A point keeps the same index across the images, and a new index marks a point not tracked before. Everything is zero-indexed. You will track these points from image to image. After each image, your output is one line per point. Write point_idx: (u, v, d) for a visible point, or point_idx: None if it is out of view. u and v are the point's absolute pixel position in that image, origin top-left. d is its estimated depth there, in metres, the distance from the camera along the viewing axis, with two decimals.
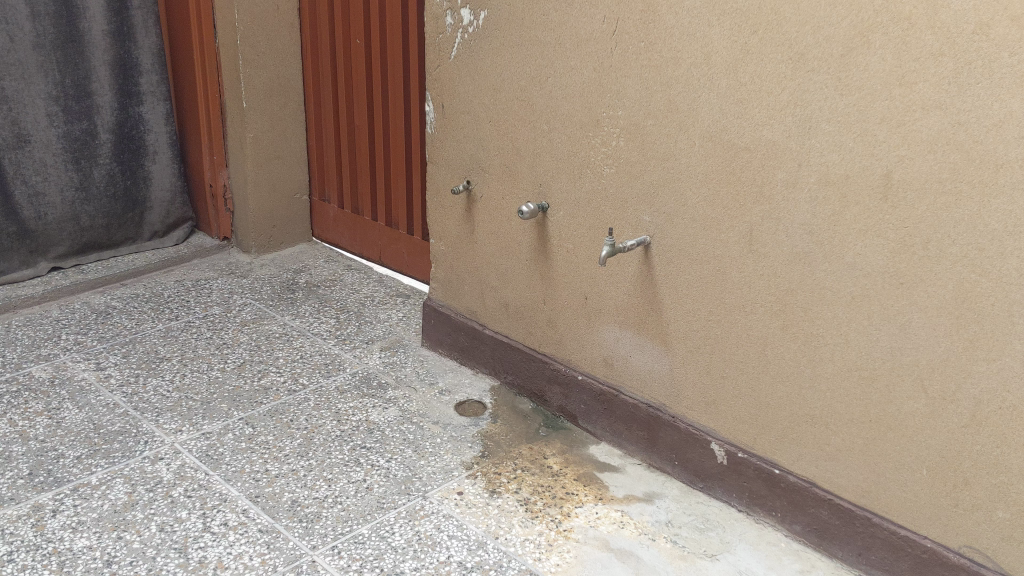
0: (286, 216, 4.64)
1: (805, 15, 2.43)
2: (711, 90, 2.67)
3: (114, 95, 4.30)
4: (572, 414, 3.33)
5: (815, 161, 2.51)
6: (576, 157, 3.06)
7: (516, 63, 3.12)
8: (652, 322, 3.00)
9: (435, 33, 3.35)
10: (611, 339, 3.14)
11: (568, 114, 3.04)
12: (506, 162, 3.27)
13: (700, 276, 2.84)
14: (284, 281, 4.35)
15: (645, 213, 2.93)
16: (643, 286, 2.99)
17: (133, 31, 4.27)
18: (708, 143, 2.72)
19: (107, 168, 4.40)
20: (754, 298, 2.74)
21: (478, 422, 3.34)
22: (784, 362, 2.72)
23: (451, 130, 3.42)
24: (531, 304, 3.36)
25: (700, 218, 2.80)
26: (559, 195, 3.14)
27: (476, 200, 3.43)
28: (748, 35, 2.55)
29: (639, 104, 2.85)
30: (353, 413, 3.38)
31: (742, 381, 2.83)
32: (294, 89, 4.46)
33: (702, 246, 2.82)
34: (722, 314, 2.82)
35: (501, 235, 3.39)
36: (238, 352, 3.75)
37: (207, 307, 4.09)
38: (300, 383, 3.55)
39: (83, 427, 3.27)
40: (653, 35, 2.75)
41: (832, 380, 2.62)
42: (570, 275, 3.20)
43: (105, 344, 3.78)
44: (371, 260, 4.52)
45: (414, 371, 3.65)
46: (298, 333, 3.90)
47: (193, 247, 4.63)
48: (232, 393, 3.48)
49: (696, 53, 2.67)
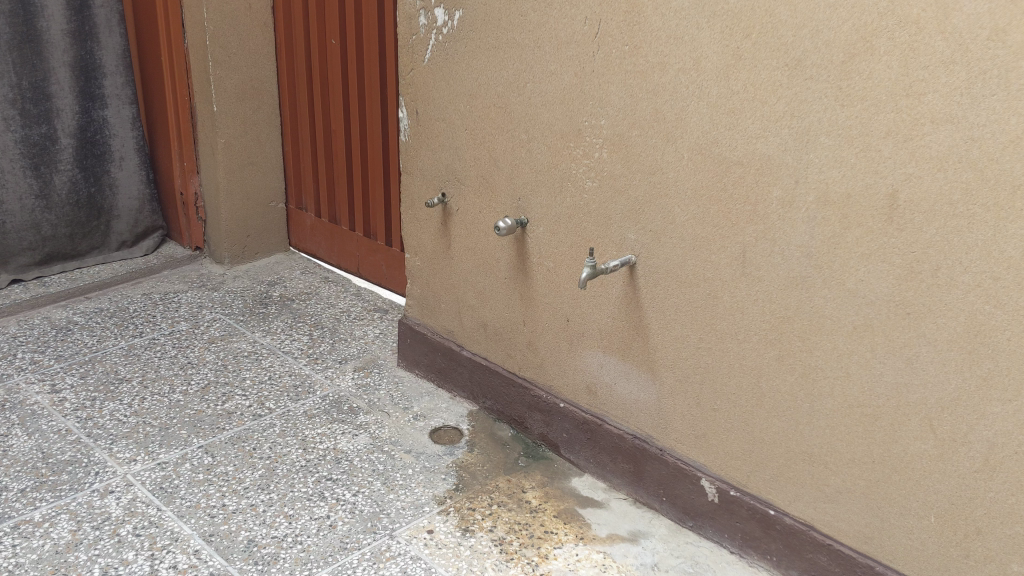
0: (261, 225, 4.43)
1: (802, 18, 2.21)
2: (701, 99, 2.44)
3: (76, 98, 4.09)
4: (554, 443, 3.11)
5: (814, 178, 2.28)
6: (556, 169, 2.83)
7: (493, 68, 2.90)
8: (638, 348, 2.78)
9: (408, 34, 3.13)
10: (594, 364, 2.92)
11: (548, 123, 2.81)
12: (483, 173, 3.05)
13: (688, 300, 2.62)
14: (256, 294, 4.13)
15: (630, 231, 2.70)
16: (629, 309, 2.77)
17: (96, 31, 4.06)
18: (698, 157, 2.49)
19: (70, 175, 4.19)
20: (748, 325, 2.51)
21: (453, 451, 3.12)
22: (780, 396, 2.49)
23: (426, 138, 3.20)
24: (511, 325, 3.14)
25: (688, 237, 2.57)
26: (539, 209, 2.92)
27: (452, 214, 3.21)
28: (740, 39, 2.33)
29: (624, 113, 2.62)
30: (320, 441, 3.16)
31: (734, 414, 2.60)
32: (269, 91, 4.24)
33: (691, 268, 2.59)
34: (713, 341, 2.60)
35: (479, 251, 3.17)
36: (203, 373, 3.54)
37: (174, 323, 3.88)
38: (266, 407, 3.34)
39: (32, 456, 3.07)
40: (638, 38, 2.53)
41: (832, 417, 2.40)
42: (551, 295, 2.98)
43: (62, 363, 3.58)
44: (350, 272, 4.30)
45: (388, 394, 3.43)
46: (268, 351, 3.69)
47: (163, 258, 4.43)
48: (193, 418, 3.27)
49: (684, 58, 2.45)
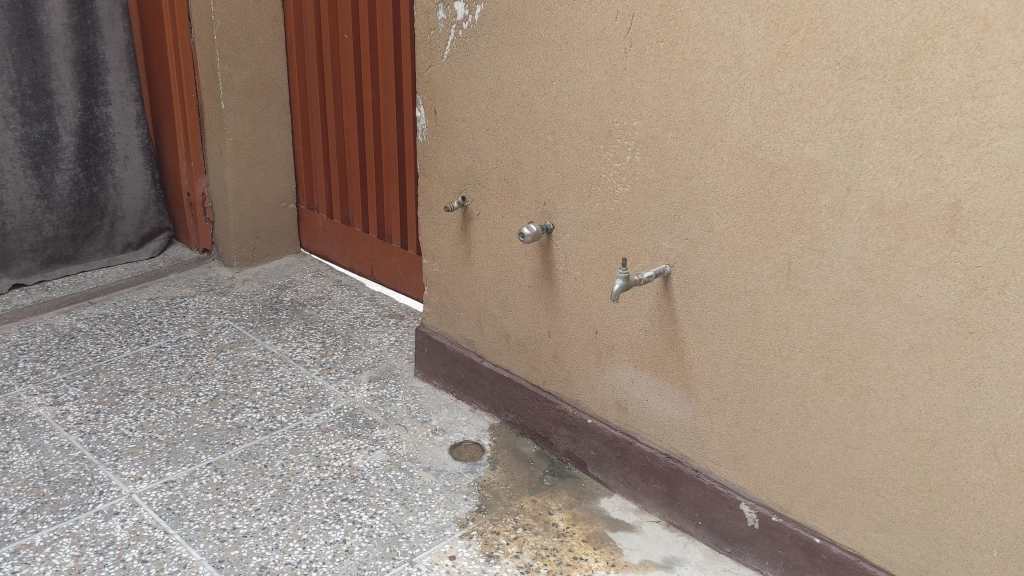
0: (272, 227, 4.27)
1: (856, 13, 2.03)
2: (744, 99, 2.27)
3: (78, 95, 3.94)
4: (580, 460, 2.96)
5: (868, 186, 2.12)
6: (585, 173, 2.67)
7: (516, 65, 2.74)
8: (672, 363, 2.62)
9: (426, 29, 2.96)
10: (625, 379, 2.76)
11: (575, 123, 2.65)
12: (505, 176, 2.89)
13: (728, 314, 2.46)
14: (267, 299, 3.98)
15: (664, 239, 2.54)
16: (663, 321, 2.61)
17: (99, 25, 3.90)
18: (739, 161, 2.32)
19: (72, 174, 4.04)
20: (793, 341, 2.35)
21: (475, 469, 2.97)
22: (828, 417, 2.33)
23: (444, 139, 3.04)
24: (535, 336, 2.99)
25: (728, 247, 2.41)
26: (566, 215, 2.76)
27: (473, 219, 3.04)
28: (786, 35, 2.15)
29: (658, 114, 2.45)
30: (335, 458, 3.01)
31: (777, 435, 2.45)
32: (279, 88, 4.08)
33: (730, 280, 2.43)
34: (755, 358, 2.43)
35: (501, 258, 3.01)
36: (212, 384, 3.38)
37: (181, 330, 3.73)
38: (277, 421, 3.19)
39: (32, 474, 2.90)
40: (674, 35, 2.35)
41: (885, 441, 2.24)
42: (578, 306, 2.82)
43: (65, 374, 3.42)
44: (363, 275, 4.15)
45: (405, 406, 3.28)
46: (279, 361, 3.53)
47: (170, 261, 4.28)
48: (201, 433, 3.11)
49: (724, 56, 2.27)
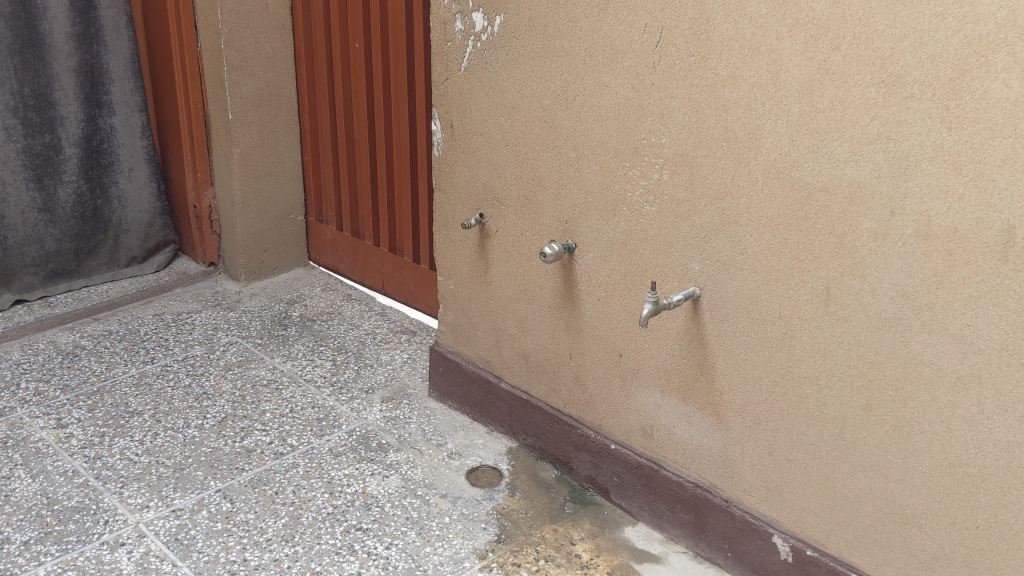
0: (280, 239, 4.17)
1: (903, 28, 1.93)
2: (780, 117, 2.17)
3: (81, 105, 3.84)
4: (603, 487, 2.85)
5: (913, 209, 2.01)
6: (609, 191, 2.57)
7: (538, 79, 2.63)
8: (701, 389, 2.52)
9: (442, 40, 2.86)
10: (650, 405, 2.66)
11: (600, 139, 2.54)
12: (525, 193, 2.79)
13: (761, 340, 2.36)
14: (275, 315, 3.88)
15: (693, 260, 2.44)
16: (691, 346, 2.51)
17: (103, 34, 3.80)
18: (774, 181, 2.22)
19: (75, 187, 3.94)
20: (831, 369, 2.25)
21: (493, 496, 2.87)
22: (867, 449, 2.23)
23: (461, 154, 2.93)
24: (556, 357, 2.88)
25: (762, 270, 2.30)
26: (589, 234, 2.66)
27: (490, 236, 2.94)
28: (827, 51, 2.05)
29: (688, 130, 2.35)
30: (348, 484, 2.90)
31: (813, 466, 2.35)
32: (287, 97, 3.98)
33: (763, 304, 2.33)
34: (790, 386, 2.33)
35: (520, 277, 2.90)
36: (220, 405, 3.28)
37: (188, 347, 3.63)
38: (288, 445, 3.08)
39: (35, 503, 2.80)
40: (706, 49, 2.25)
41: (929, 475, 2.14)
42: (602, 328, 2.71)
43: (69, 394, 3.32)
44: (373, 289, 4.05)
45: (419, 428, 3.18)
46: (288, 380, 3.43)
47: (175, 275, 4.18)
48: (209, 458, 3.01)
49: (760, 71, 2.17)
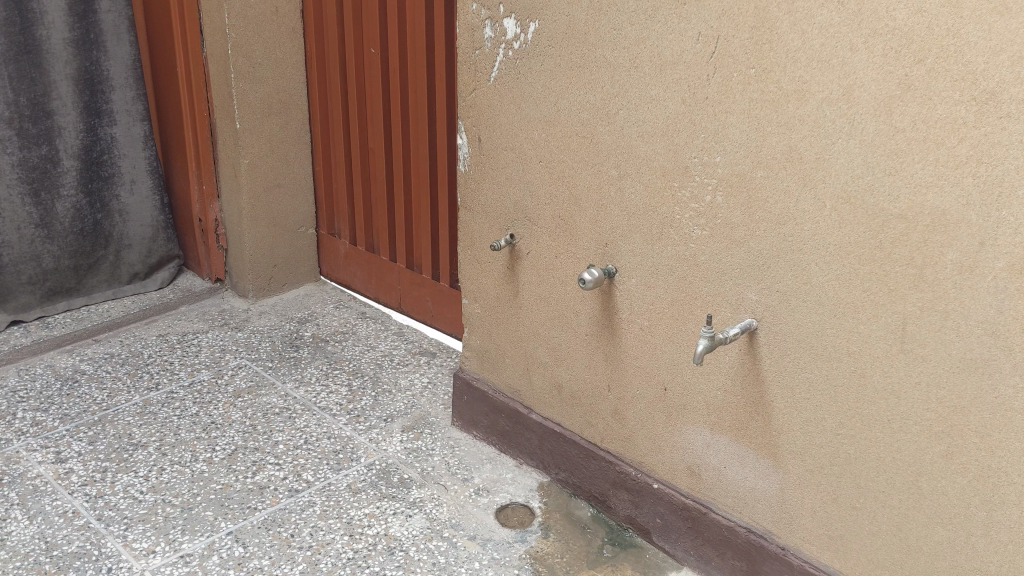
0: (290, 254, 3.97)
1: (1000, 40, 1.71)
2: (853, 136, 1.96)
3: (79, 115, 3.63)
4: (644, 528, 2.66)
5: (1007, 240, 1.80)
6: (655, 212, 2.37)
7: (576, 90, 2.43)
8: (756, 429, 2.32)
9: (470, 48, 2.66)
10: (698, 443, 2.46)
11: (646, 158, 2.34)
12: (561, 213, 2.59)
13: (825, 378, 2.15)
14: (286, 335, 3.68)
15: (750, 289, 2.24)
16: (745, 382, 2.31)
17: (102, 39, 3.60)
18: (845, 207, 2.01)
19: (74, 201, 3.73)
20: (906, 412, 2.04)
21: (525, 537, 2.66)
22: (947, 500, 2.03)
23: (489, 170, 2.73)
24: (592, 389, 2.68)
25: (828, 303, 2.10)
26: (631, 258, 2.46)
27: (521, 258, 2.74)
28: (910, 64, 1.84)
29: (746, 149, 2.15)
30: (368, 526, 2.70)
31: (883, 515, 2.15)
32: (297, 105, 3.77)
33: (828, 340, 2.12)
34: (858, 428, 2.13)
35: (553, 302, 2.70)
36: (229, 437, 3.08)
37: (194, 371, 3.43)
38: (303, 481, 2.88)
39: (32, 548, 2.59)
40: (769, 60, 2.05)
41: (1018, 531, 1.93)
42: (645, 359, 2.52)
43: (68, 425, 3.12)
44: (389, 306, 3.85)
45: (443, 461, 2.98)
46: (301, 408, 3.23)
47: (180, 292, 3.98)
48: (219, 496, 2.81)
49: (830, 86, 1.96)
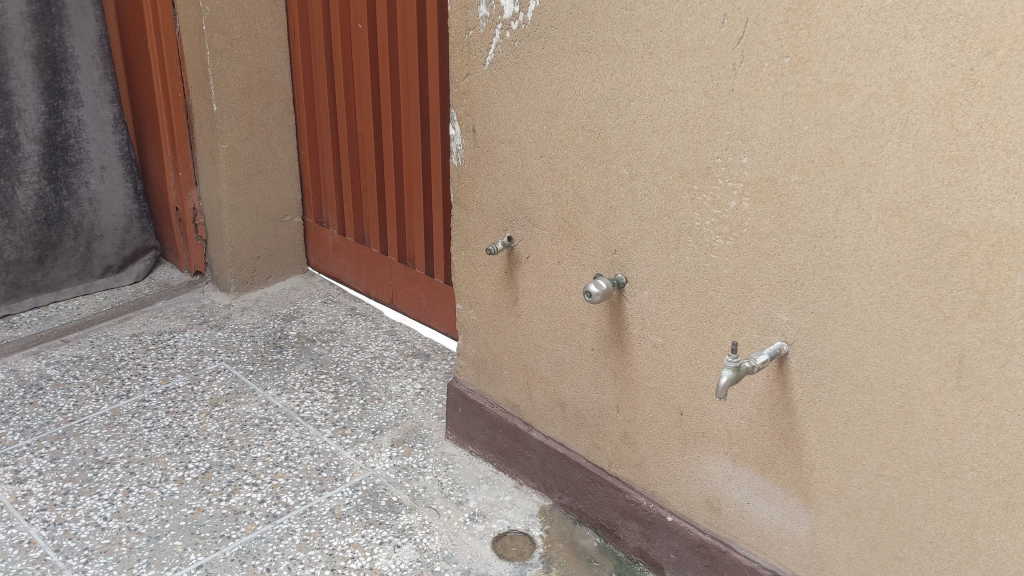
0: (274, 244, 3.70)
1: None
2: (906, 139, 1.67)
3: (40, 95, 3.35)
4: (655, 563, 2.41)
5: None
6: (670, 218, 2.09)
7: (582, 78, 2.14)
8: (784, 465, 2.05)
9: (463, 29, 2.37)
10: (718, 475, 2.20)
11: (661, 155, 2.06)
12: (565, 215, 2.32)
13: (866, 414, 1.88)
14: (269, 334, 3.42)
15: (780, 309, 1.96)
16: (773, 412, 2.04)
17: (64, 14, 3.31)
18: (893, 221, 1.73)
19: (37, 188, 3.46)
20: (960, 457, 1.77)
21: (524, 572, 2.40)
22: (1006, 557, 1.77)
23: (486, 165, 2.45)
24: (599, 410, 2.42)
25: (871, 329, 1.82)
26: (644, 268, 2.19)
27: (521, 262, 2.47)
28: (978, 57, 1.55)
29: (777, 150, 1.86)
30: (352, 559, 2.44)
31: (930, 568, 1.89)
32: (280, 84, 3.49)
33: (871, 371, 1.85)
34: (903, 470, 1.86)
35: (556, 312, 2.43)
36: (203, 453, 2.82)
37: (169, 376, 3.17)
38: (282, 504, 2.62)
39: None
40: (806, 49, 1.75)
41: None
42: (658, 380, 2.25)
43: (29, 438, 2.87)
44: (381, 302, 3.59)
45: (436, 480, 2.72)
46: (284, 419, 2.97)
47: (157, 286, 3.73)
48: (190, 522, 2.55)
49: (880, 80, 1.67)
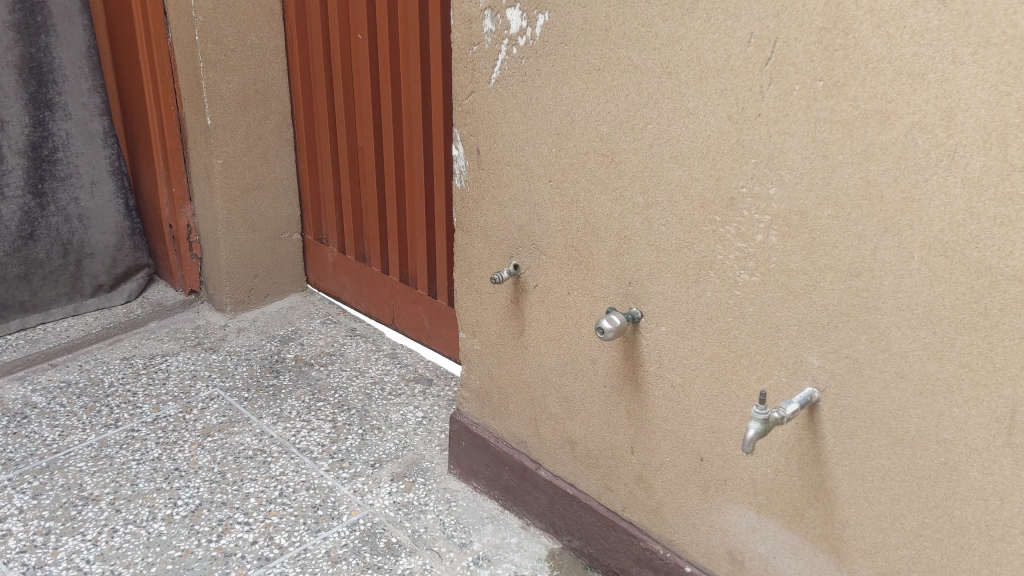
0: (272, 262, 3.56)
1: None
2: (953, 174, 1.51)
3: (25, 107, 3.21)
4: None
5: None
6: (690, 251, 1.93)
7: (595, 98, 1.99)
8: (814, 519, 1.90)
9: (467, 43, 2.21)
10: (742, 525, 2.05)
11: (680, 183, 1.90)
12: (575, 244, 2.16)
13: (905, 468, 1.72)
14: (266, 358, 3.27)
15: (811, 352, 1.80)
16: (802, 462, 1.88)
17: (51, 22, 3.19)
18: (937, 261, 1.57)
19: (23, 204, 3.32)
20: (1010, 520, 1.61)
21: None
22: None
23: (490, 188, 2.30)
24: (612, 450, 2.27)
25: (912, 378, 1.66)
26: (660, 303, 2.03)
27: (528, 291, 2.31)
28: None
29: (807, 181, 1.70)
30: None
31: None
32: (277, 96, 3.33)
33: (911, 424, 1.69)
34: (946, 532, 1.70)
35: (566, 345, 2.28)
36: (193, 488, 2.67)
37: (159, 404, 3.03)
38: (276, 546, 2.47)
39: None
40: (841, 72, 1.59)
41: None
42: (675, 422, 2.10)
43: (10, 473, 2.72)
44: (382, 322, 3.45)
45: (438, 520, 2.56)
46: (278, 451, 2.82)
47: (150, 305, 3.61)
48: (177, 565, 2.39)
49: (925, 107, 1.51)
